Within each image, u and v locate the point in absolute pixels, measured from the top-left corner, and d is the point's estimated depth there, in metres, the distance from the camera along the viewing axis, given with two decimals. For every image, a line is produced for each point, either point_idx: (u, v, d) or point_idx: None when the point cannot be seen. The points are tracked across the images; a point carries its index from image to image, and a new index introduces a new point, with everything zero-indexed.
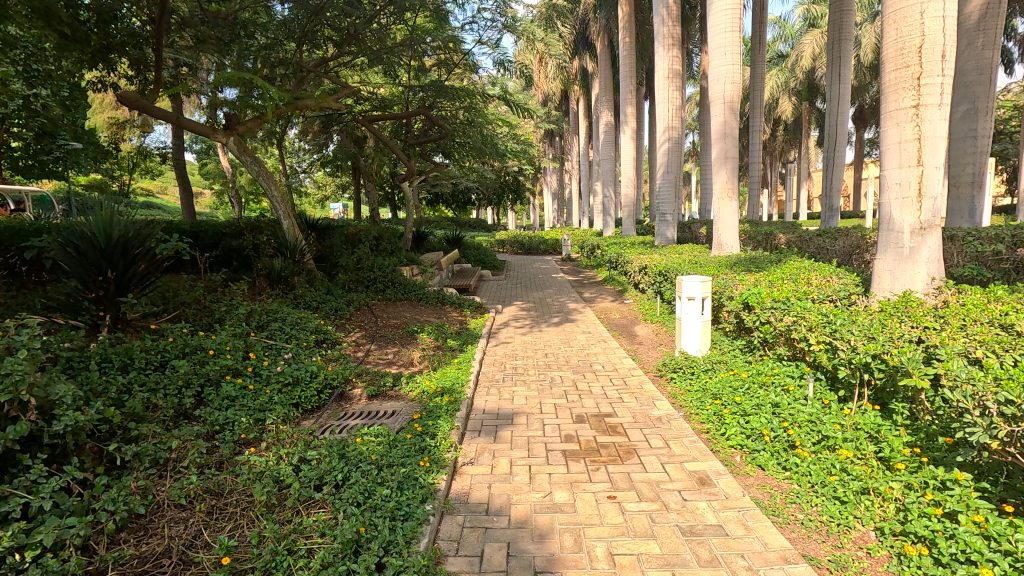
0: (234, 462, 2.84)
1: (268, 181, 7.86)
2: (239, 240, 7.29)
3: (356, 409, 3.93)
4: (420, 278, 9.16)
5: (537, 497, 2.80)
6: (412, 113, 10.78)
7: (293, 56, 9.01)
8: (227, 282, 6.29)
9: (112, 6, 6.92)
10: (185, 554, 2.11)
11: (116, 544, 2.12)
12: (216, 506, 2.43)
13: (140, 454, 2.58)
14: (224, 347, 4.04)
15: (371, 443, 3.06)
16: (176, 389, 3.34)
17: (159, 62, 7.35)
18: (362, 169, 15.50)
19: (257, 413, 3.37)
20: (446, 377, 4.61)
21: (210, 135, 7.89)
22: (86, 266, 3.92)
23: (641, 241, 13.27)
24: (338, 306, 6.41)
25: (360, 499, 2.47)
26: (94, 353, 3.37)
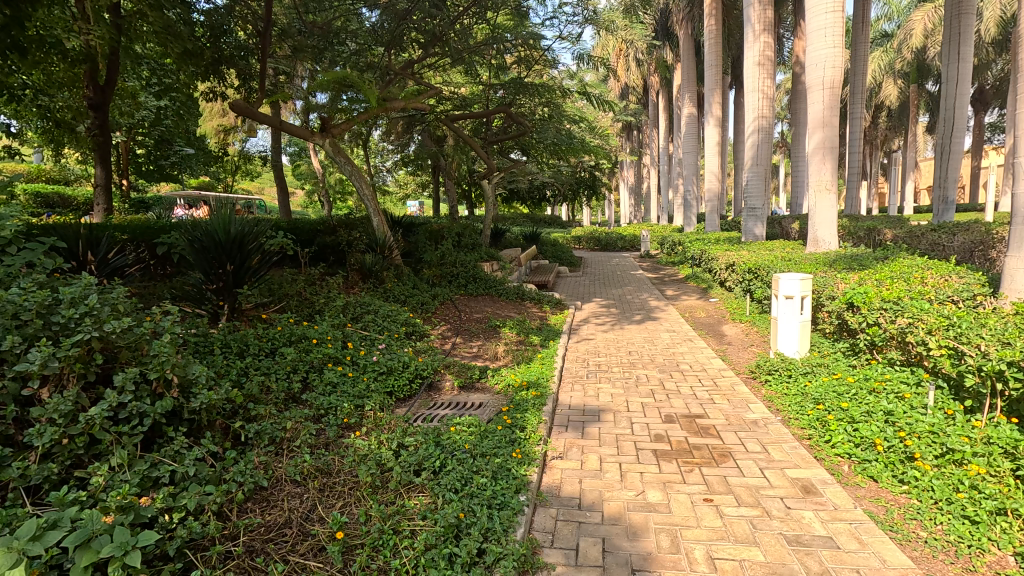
0: (339, 443, 3.03)
1: (359, 180, 8.25)
2: (334, 237, 7.76)
3: (445, 400, 4.05)
4: (500, 274, 9.28)
5: (630, 495, 2.77)
6: (492, 111, 10.89)
7: (380, 60, 9.37)
8: (323, 276, 6.69)
9: (222, 21, 7.56)
10: (303, 526, 2.27)
11: (244, 512, 2.31)
12: (327, 484, 2.60)
13: (261, 432, 2.80)
14: (326, 337, 4.31)
15: (463, 433, 3.16)
16: (285, 373, 3.60)
17: (263, 72, 7.92)
18: (442, 167, 15.91)
19: (357, 399, 3.56)
20: (530, 372, 4.65)
21: (309, 139, 8.22)
22: (209, 259, 4.31)
23: (726, 237, 12.71)
24: (423, 300, 6.63)
25: (458, 486, 2.56)
26: (216, 339, 3.70)
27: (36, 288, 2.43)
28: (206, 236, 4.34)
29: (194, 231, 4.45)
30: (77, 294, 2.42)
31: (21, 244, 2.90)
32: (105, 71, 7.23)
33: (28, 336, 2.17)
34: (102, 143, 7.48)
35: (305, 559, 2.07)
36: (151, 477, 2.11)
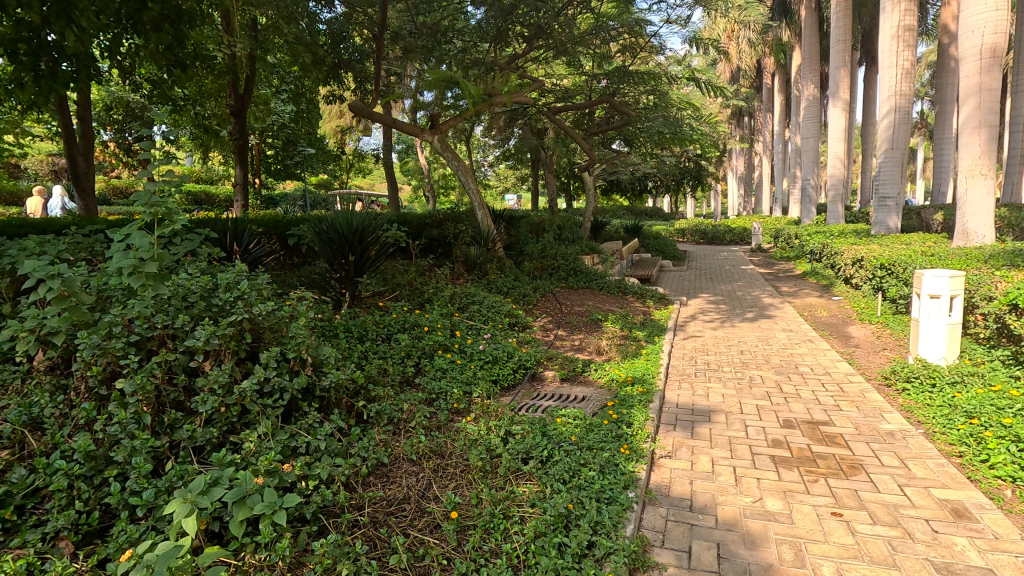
0: (450, 427, 3.15)
1: (465, 175, 8.50)
2: (441, 230, 8.09)
3: (548, 391, 4.06)
4: (601, 268, 9.15)
5: (746, 501, 2.63)
6: (595, 102, 10.71)
7: (486, 56, 9.56)
8: (432, 267, 7.00)
9: (341, 29, 8.12)
10: (421, 503, 2.40)
11: (368, 485, 2.47)
12: (441, 465, 2.71)
13: (380, 412, 2.99)
14: (436, 325, 4.50)
15: (569, 425, 3.15)
16: (400, 358, 3.81)
17: (378, 74, 8.39)
18: (542, 160, 15.96)
19: (465, 386, 3.67)
20: (635, 367, 4.55)
21: (419, 136, 8.59)
22: (333, 251, 4.68)
23: (853, 230, 11.56)
24: (525, 292, 6.71)
25: (566, 477, 2.57)
26: (340, 324, 4.01)
27: (198, 275, 2.77)
28: (332, 229, 4.70)
29: (320, 224, 4.84)
30: (231, 280, 2.73)
31: (185, 236, 3.32)
32: (244, 80, 8.04)
33: (194, 316, 2.48)
34: (241, 145, 8.33)
35: (423, 534, 2.18)
36: (291, 447, 2.33)
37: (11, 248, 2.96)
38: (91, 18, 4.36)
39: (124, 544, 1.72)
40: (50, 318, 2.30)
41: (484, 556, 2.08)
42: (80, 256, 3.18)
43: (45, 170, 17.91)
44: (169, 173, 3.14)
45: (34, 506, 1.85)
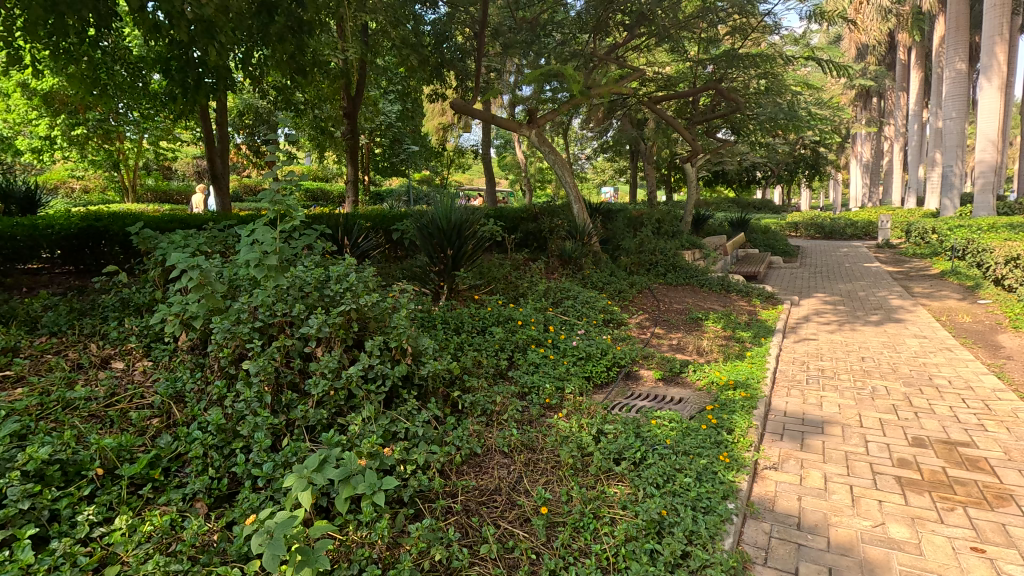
0: (542, 422, 3.16)
1: (561, 169, 8.46)
2: (537, 225, 8.14)
3: (643, 391, 3.93)
4: (702, 264, 8.73)
5: (864, 525, 2.38)
6: (700, 89, 10.19)
7: (585, 47, 9.42)
8: (527, 261, 7.06)
9: (444, 29, 8.38)
10: (512, 495, 2.43)
11: (462, 473, 2.54)
12: (532, 459, 2.73)
13: (475, 403, 3.06)
14: (530, 319, 4.53)
15: (665, 428, 3.04)
16: (494, 351, 3.88)
17: (479, 71, 8.55)
18: (642, 152, 15.48)
19: (558, 381, 3.64)
20: (738, 370, 4.29)
21: (517, 131, 8.67)
22: (434, 245, 4.86)
23: (1007, 223, 10.05)
24: (621, 288, 6.56)
25: (660, 482, 2.49)
26: (438, 316, 4.16)
27: (312, 268, 3.00)
28: (432, 223, 4.88)
29: (422, 219, 5.04)
30: (341, 272, 2.93)
31: (303, 231, 3.61)
32: (356, 84, 8.57)
33: (308, 305, 2.69)
34: (352, 145, 8.90)
35: (513, 526, 2.21)
36: (392, 431, 2.45)
37: (163, 242, 3.39)
38: (229, 34, 4.85)
39: (247, 510, 1.90)
40: (191, 304, 2.61)
41: (573, 554, 2.07)
42: (217, 249, 3.57)
43: (191, 171, 20.34)
44: (290, 173, 3.42)
45: (176, 469, 2.11)
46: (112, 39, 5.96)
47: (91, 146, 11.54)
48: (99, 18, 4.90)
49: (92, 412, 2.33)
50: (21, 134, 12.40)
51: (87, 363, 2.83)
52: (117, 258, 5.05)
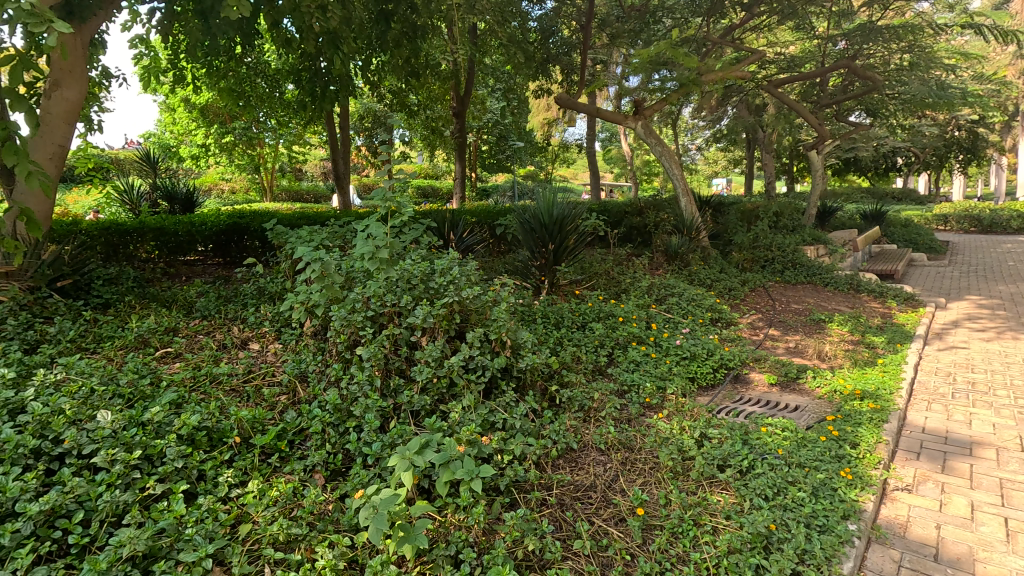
0: (641, 421, 3.06)
1: (669, 160, 8.13)
2: (642, 219, 7.93)
3: (754, 395, 3.67)
4: (827, 260, 7.97)
5: (1021, 564, 2.06)
6: (828, 68, 9.27)
7: (698, 32, 8.95)
8: (631, 257, 6.89)
9: (550, 23, 8.38)
10: (607, 493, 2.40)
11: (557, 467, 2.54)
12: (629, 458, 2.66)
13: (572, 398, 3.04)
14: (631, 316, 4.42)
15: (777, 437, 2.82)
16: (593, 347, 3.84)
17: (585, 64, 8.46)
18: (760, 140, 14.42)
19: (660, 380, 3.51)
20: (866, 379, 3.86)
21: (623, 123, 8.46)
22: (535, 240, 4.90)
23: None
24: (732, 285, 6.18)
25: (769, 494, 2.32)
26: (538, 311, 4.20)
27: (419, 261, 3.16)
28: (534, 218, 4.92)
29: (524, 213, 5.09)
30: (445, 265, 3.06)
31: (412, 226, 3.81)
32: (464, 84, 8.84)
33: (414, 296, 2.84)
34: (460, 143, 9.21)
35: (608, 525, 2.18)
36: (490, 421, 2.52)
37: (292, 237, 3.75)
38: (351, 43, 5.22)
39: (357, 485, 2.06)
40: (314, 293, 2.86)
41: (670, 560, 1.99)
42: (337, 243, 3.88)
43: (318, 172, 22.25)
44: (401, 171, 3.62)
45: (299, 443, 2.33)
46: (254, 56, 6.68)
47: (237, 151, 13.01)
48: (244, 38, 5.51)
49: (232, 387, 2.65)
50: (184, 143, 14.29)
51: (230, 344, 3.21)
52: (257, 251, 5.69)
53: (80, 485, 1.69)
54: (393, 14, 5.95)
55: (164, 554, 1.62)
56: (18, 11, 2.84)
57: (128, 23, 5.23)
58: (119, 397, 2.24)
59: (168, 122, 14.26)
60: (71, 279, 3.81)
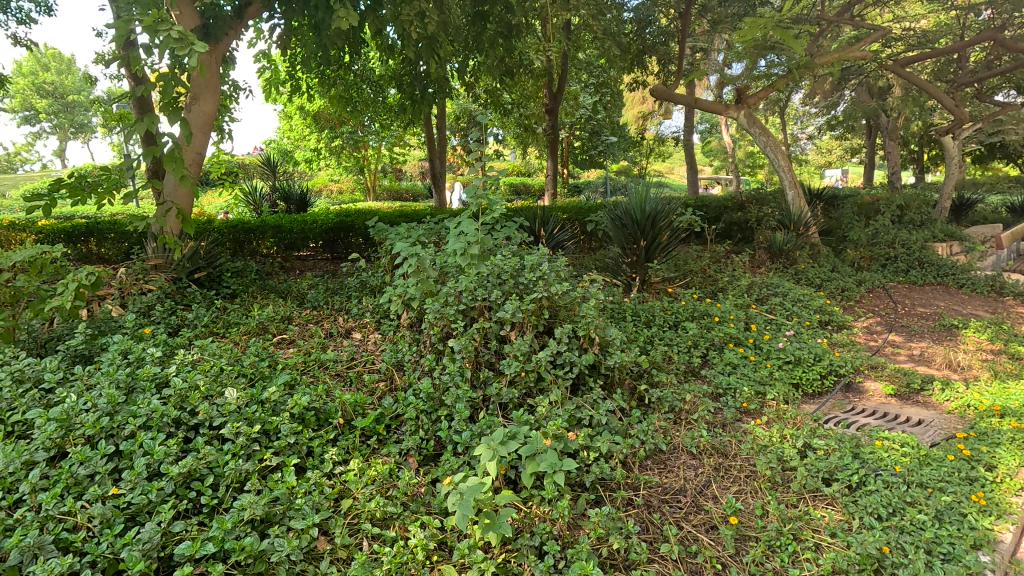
0: (737, 426, 2.91)
1: (775, 151, 7.61)
2: (744, 214, 7.50)
3: (869, 406, 3.34)
4: (964, 259, 7.07)
5: None
6: (969, 41, 8.21)
7: (811, 11, 8.28)
8: (730, 254, 6.55)
9: (647, 12, 8.13)
10: (698, 499, 2.31)
11: (645, 468, 2.49)
12: (723, 464, 2.55)
13: (662, 399, 2.96)
14: (728, 316, 4.21)
15: (894, 452, 2.55)
16: (686, 347, 3.70)
17: (683, 52, 8.13)
18: (883, 125, 13.06)
19: (759, 385, 3.30)
20: (1009, 393, 3.39)
21: (724, 113, 8.03)
22: (627, 236, 4.80)
23: None
24: (845, 286, 5.67)
25: (883, 514, 2.11)
26: (628, 308, 4.13)
27: (510, 257, 3.22)
28: (625, 214, 4.82)
29: (616, 210, 5.00)
30: (535, 261, 3.09)
31: (504, 223, 3.88)
32: (557, 80, 8.83)
33: (504, 291, 2.90)
34: (552, 140, 9.22)
35: (698, 531, 2.11)
36: (576, 417, 2.51)
37: (392, 234, 3.97)
38: (448, 46, 5.40)
39: (447, 470, 2.15)
40: (410, 287, 3.02)
41: (765, 574, 1.89)
42: (433, 240, 4.05)
43: (417, 172, 23.26)
44: (494, 169, 3.70)
45: (395, 427, 2.47)
46: (360, 63, 7.11)
47: (345, 154, 13.94)
48: (352, 47, 5.89)
49: (337, 372, 2.86)
50: (299, 148, 15.53)
51: (336, 333, 3.47)
52: (360, 247, 6.07)
53: (211, 452, 1.92)
54: (489, 15, 6.16)
55: (278, 520, 1.80)
56: (170, 40, 3.31)
57: (253, 40, 5.78)
58: (243, 376, 2.50)
59: (286, 129, 15.58)
60: (205, 271, 4.30)
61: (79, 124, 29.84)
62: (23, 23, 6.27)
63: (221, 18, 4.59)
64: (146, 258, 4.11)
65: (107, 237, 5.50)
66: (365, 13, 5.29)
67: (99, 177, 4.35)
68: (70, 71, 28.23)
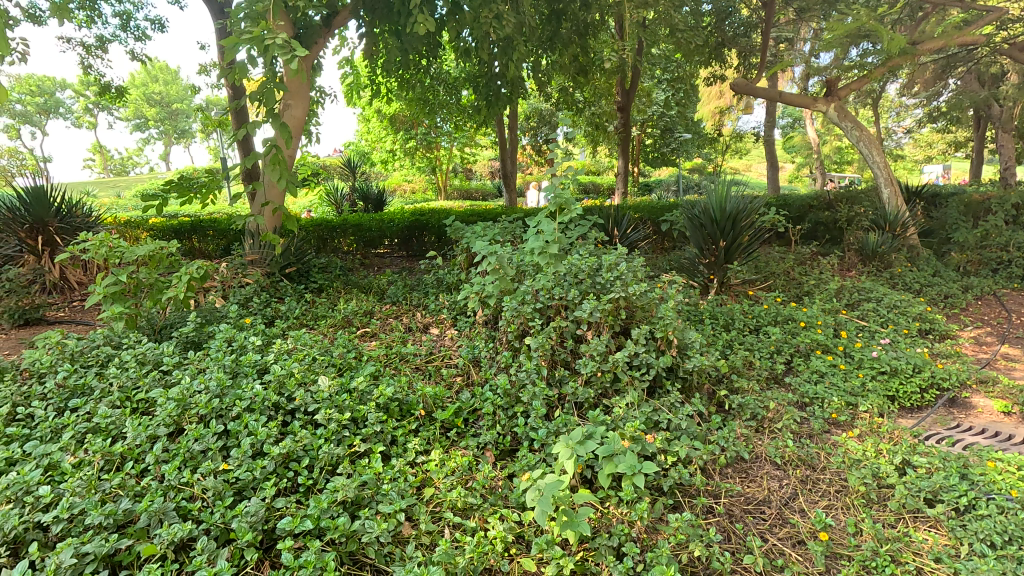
0: (826, 438, 2.74)
1: (868, 146, 7.07)
2: (832, 214, 7.07)
3: (978, 424, 3.03)
4: None
5: None
6: None
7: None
8: (815, 257, 6.20)
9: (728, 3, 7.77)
10: (783, 511, 2.22)
11: (725, 476, 2.41)
12: (810, 477, 2.42)
13: (744, 405, 2.85)
14: (815, 321, 3.98)
15: (1011, 476, 2.30)
16: (769, 353, 3.53)
17: (766, 44, 7.72)
18: (995, 115, 11.85)
19: (849, 395, 3.09)
20: None
21: (811, 106, 7.44)
22: (705, 236, 4.64)
23: None
24: (949, 292, 5.19)
25: (998, 542, 1.92)
26: (706, 311, 4.02)
27: (587, 256, 3.22)
28: (704, 214, 4.65)
29: (694, 209, 4.83)
30: (612, 261, 3.06)
31: (578, 222, 3.87)
32: (631, 76, 8.65)
33: (581, 291, 2.90)
34: (624, 138, 9.06)
35: (784, 545, 2.02)
36: (653, 420, 2.47)
37: (468, 232, 4.07)
38: (522, 46, 5.42)
39: (525, 466, 2.18)
40: (488, 284, 3.08)
41: None
42: (507, 239, 4.11)
43: (487, 172, 23.59)
44: (569, 169, 3.69)
45: (473, 421, 2.54)
46: (437, 66, 7.29)
47: (418, 155, 14.37)
48: (429, 50, 6.04)
49: (417, 365, 2.97)
50: (376, 150, 16.16)
51: (414, 327, 3.60)
52: (434, 245, 6.25)
53: (307, 436, 2.05)
54: (564, 12, 6.17)
55: (367, 503, 1.89)
56: (274, 47, 3.55)
57: (339, 47, 6.08)
58: (332, 366, 2.66)
59: (364, 131, 16.26)
60: (295, 266, 4.59)
61: (181, 130, 32.52)
62: (139, 40, 6.94)
63: (310, 26, 4.88)
64: (245, 254, 4.44)
65: (207, 234, 6.00)
66: (444, 17, 5.44)
67: (204, 179, 4.72)
68: (175, 82, 30.77)
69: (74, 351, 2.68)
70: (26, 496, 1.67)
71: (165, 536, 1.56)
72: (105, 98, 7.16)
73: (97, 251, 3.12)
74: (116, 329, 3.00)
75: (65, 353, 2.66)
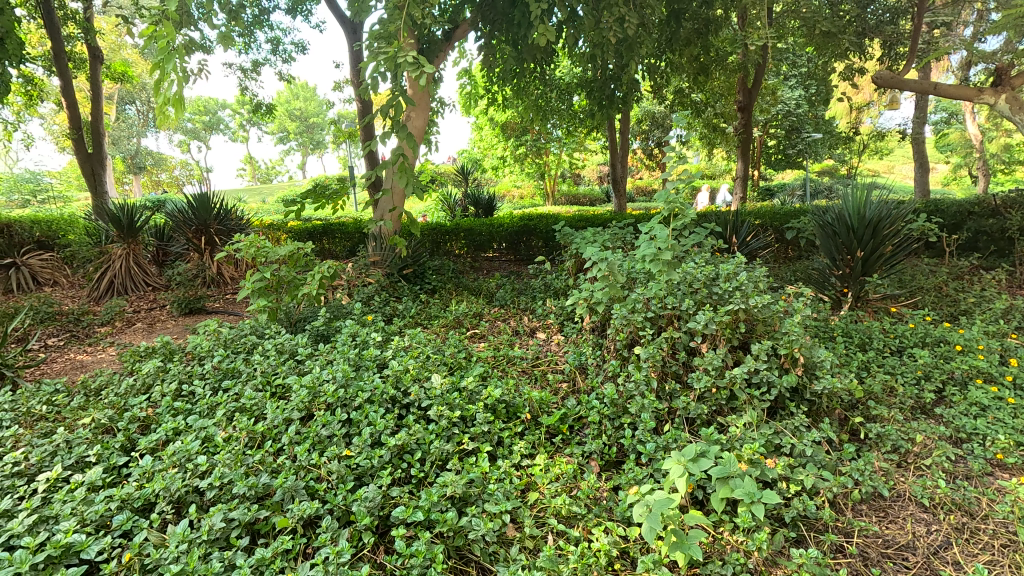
0: (990, 482, 2.34)
1: None
2: (999, 221, 6.09)
3: None
4: None
5: None
6: None
7: None
8: (977, 271, 5.39)
9: None
10: (931, 560, 1.95)
11: (859, 513, 2.18)
12: (967, 525, 2.09)
13: (884, 436, 2.53)
14: (976, 344, 3.43)
15: None
16: (914, 379, 3.11)
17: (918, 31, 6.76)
18: None
19: (1020, 434, 2.60)
20: None
21: (974, 97, 6.36)
22: (838, 245, 4.21)
23: None
24: None
25: None
26: (838, 329, 3.68)
27: (703, 265, 3.06)
28: (839, 221, 4.22)
29: (827, 215, 4.40)
30: (731, 270, 2.89)
31: (694, 228, 3.70)
32: (754, 74, 8.09)
33: (696, 301, 2.77)
34: (743, 140, 8.53)
35: None
36: (775, 443, 2.28)
37: (578, 238, 4.06)
38: (636, 49, 5.26)
39: (631, 480, 2.11)
40: (597, 291, 3.05)
41: None
42: (617, 245, 4.06)
43: (596, 176, 23.38)
44: (683, 172, 3.52)
45: (578, 429, 2.53)
46: (550, 73, 7.33)
47: (528, 161, 14.60)
48: (544, 57, 6.06)
49: (523, 368, 3.02)
50: (487, 156, 16.65)
51: (522, 331, 3.66)
52: (543, 249, 6.30)
53: (419, 430, 2.15)
54: (684, 11, 5.89)
55: (474, 500, 1.94)
56: (405, 64, 3.78)
57: (458, 59, 6.32)
58: (444, 364, 2.77)
59: (477, 139, 16.89)
60: (412, 268, 4.83)
61: (316, 141, 35.85)
62: (286, 62, 7.77)
63: (433, 42, 5.16)
64: (369, 254, 4.79)
65: (336, 236, 6.58)
66: (560, 25, 5.46)
67: (336, 186, 5.14)
68: (313, 98, 33.99)
69: (227, 338, 3.03)
70: (187, 463, 1.92)
71: (295, 512, 1.71)
72: (257, 115, 8.08)
73: (247, 251, 3.51)
74: (260, 321, 3.38)
75: (220, 340, 3.03)
